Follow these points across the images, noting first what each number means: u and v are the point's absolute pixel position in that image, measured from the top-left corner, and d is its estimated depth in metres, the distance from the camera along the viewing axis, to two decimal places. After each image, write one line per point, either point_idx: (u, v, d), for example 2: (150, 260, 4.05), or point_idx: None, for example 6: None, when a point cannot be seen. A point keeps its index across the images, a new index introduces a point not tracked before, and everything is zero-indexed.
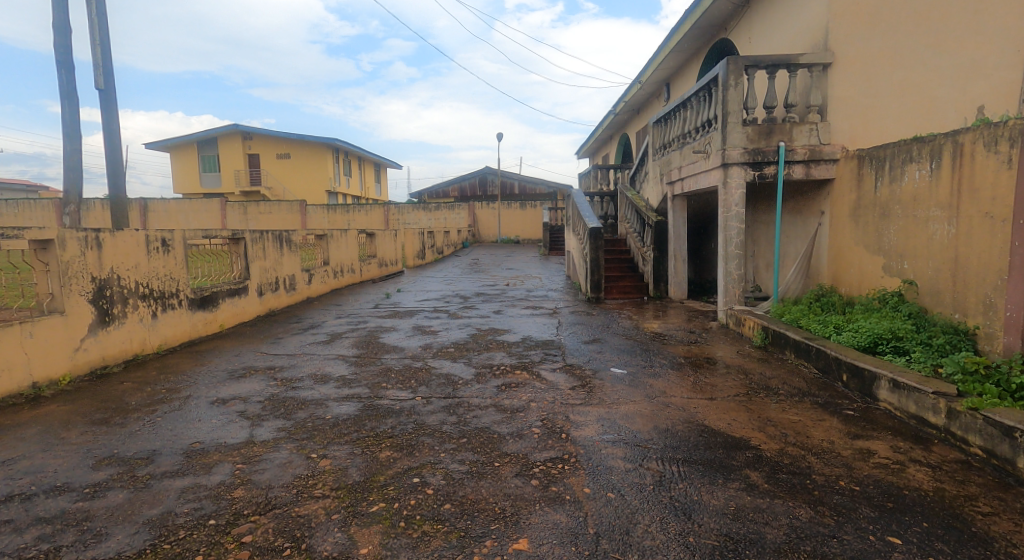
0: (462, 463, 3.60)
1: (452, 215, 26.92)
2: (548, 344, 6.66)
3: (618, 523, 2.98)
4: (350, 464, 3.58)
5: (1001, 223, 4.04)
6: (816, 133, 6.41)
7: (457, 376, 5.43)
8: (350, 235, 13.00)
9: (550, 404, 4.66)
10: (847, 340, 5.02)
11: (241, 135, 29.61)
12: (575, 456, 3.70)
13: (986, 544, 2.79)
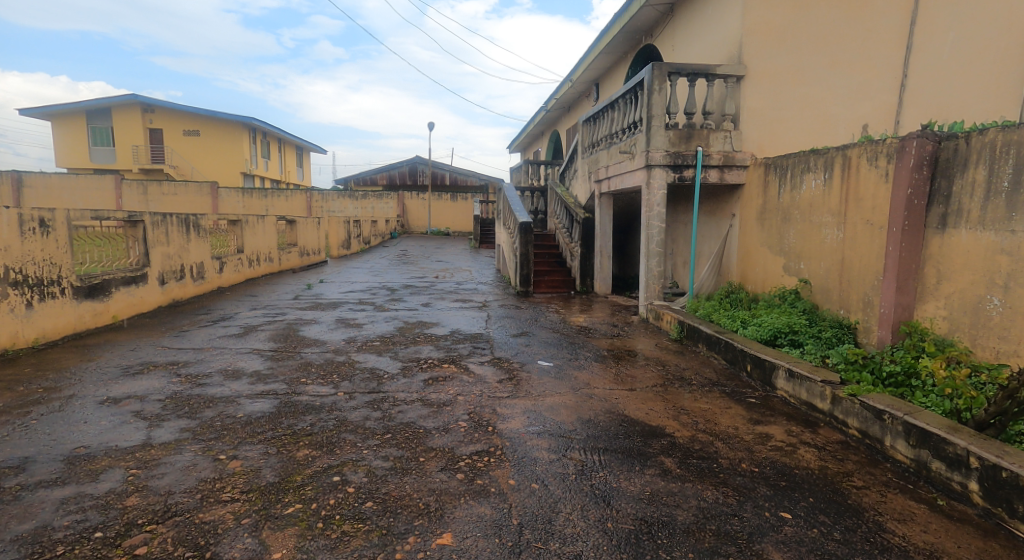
0: (385, 459, 3.61)
1: (379, 204, 26.33)
2: (477, 337, 6.75)
3: (541, 513, 3.12)
4: (264, 465, 3.50)
5: (878, 229, 4.54)
6: (730, 141, 6.82)
7: (382, 370, 5.40)
8: (269, 222, 12.49)
9: (478, 397, 4.75)
10: (751, 334, 5.45)
11: (141, 107, 27.47)
12: (501, 448, 3.81)
13: (859, 514, 3.17)
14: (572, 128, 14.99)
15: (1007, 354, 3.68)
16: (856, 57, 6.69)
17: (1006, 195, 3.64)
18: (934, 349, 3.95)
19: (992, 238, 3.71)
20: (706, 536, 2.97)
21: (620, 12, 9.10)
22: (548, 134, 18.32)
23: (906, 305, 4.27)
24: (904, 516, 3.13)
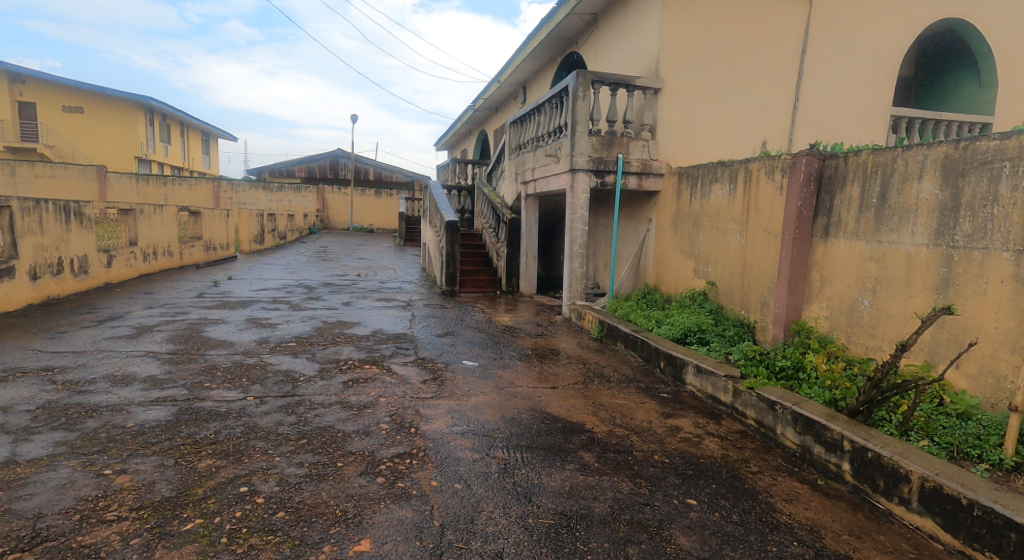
0: (300, 466, 3.55)
1: (297, 198, 25.19)
2: (400, 337, 6.71)
3: (463, 513, 3.19)
4: (159, 479, 3.34)
5: (774, 236, 4.98)
6: (647, 150, 7.13)
7: (298, 372, 5.26)
8: (167, 213, 11.67)
9: (400, 398, 4.74)
10: (665, 332, 5.79)
11: (10, 77, 24.67)
12: (423, 450, 3.85)
13: (754, 497, 3.48)
14: (499, 129, 15.13)
15: (875, 350, 4.14)
16: (756, 78, 7.31)
17: (876, 210, 4.10)
18: (818, 345, 4.39)
19: (865, 247, 4.18)
20: (620, 525, 3.16)
21: (546, 18, 9.32)
22: (475, 133, 18.39)
23: (795, 306, 4.73)
24: (791, 497, 3.47)
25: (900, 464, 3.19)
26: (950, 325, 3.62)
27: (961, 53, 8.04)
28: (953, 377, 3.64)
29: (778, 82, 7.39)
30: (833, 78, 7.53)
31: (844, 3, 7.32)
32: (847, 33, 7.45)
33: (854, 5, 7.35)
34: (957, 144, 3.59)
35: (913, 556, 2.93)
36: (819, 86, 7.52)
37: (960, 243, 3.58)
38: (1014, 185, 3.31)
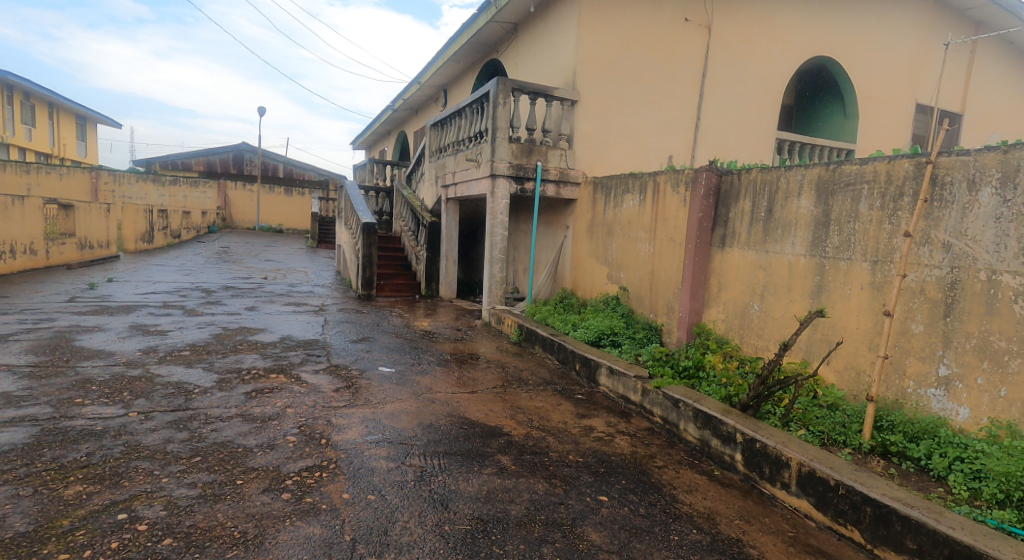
0: (191, 487, 3.36)
1: (193, 193, 23.60)
2: (311, 344, 6.50)
3: (376, 525, 3.15)
4: (12, 511, 3.03)
5: (679, 245, 5.33)
6: (565, 158, 7.35)
7: (192, 384, 4.95)
8: (30, 204, 10.55)
9: (310, 408, 4.61)
10: (580, 335, 6.01)
11: None
12: (334, 462, 3.77)
13: (659, 489, 3.71)
14: (419, 131, 15.02)
15: (763, 349, 4.55)
16: (664, 96, 7.79)
17: (764, 223, 4.51)
18: (715, 345, 4.76)
19: (755, 256, 4.59)
20: (536, 526, 3.25)
21: (467, 23, 9.38)
22: (394, 134, 18.13)
23: (696, 310, 5.09)
24: (692, 488, 3.74)
25: (782, 452, 3.53)
26: (822, 326, 4.07)
27: (832, 88, 8.85)
28: (825, 372, 4.09)
29: (682, 102, 7.91)
30: (730, 101, 8.18)
31: (738, 34, 7.97)
32: (741, 61, 8.09)
33: (746, 36, 8.01)
34: (828, 166, 4.05)
35: (793, 535, 3.25)
36: (719, 107, 8.14)
37: (830, 253, 4.03)
38: (873, 205, 3.76)
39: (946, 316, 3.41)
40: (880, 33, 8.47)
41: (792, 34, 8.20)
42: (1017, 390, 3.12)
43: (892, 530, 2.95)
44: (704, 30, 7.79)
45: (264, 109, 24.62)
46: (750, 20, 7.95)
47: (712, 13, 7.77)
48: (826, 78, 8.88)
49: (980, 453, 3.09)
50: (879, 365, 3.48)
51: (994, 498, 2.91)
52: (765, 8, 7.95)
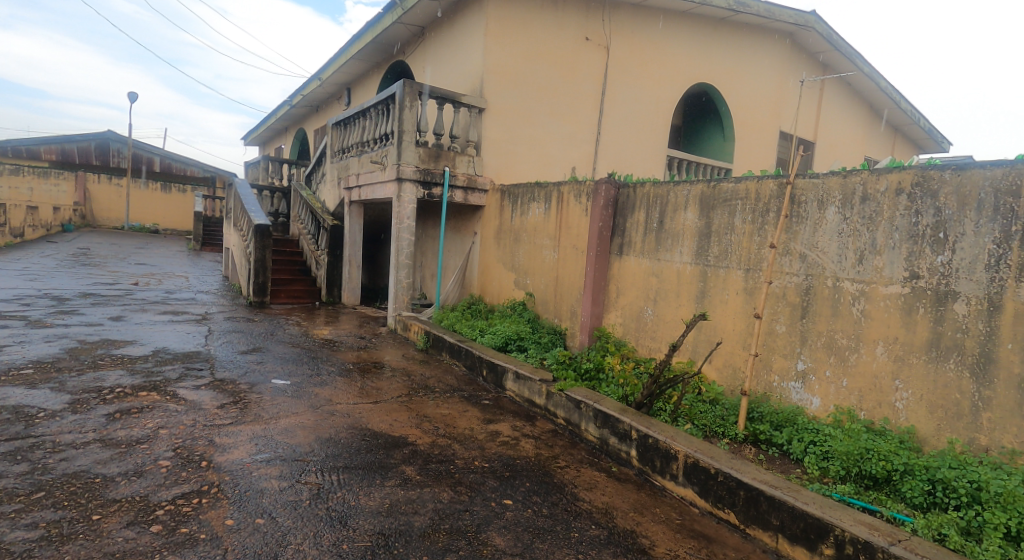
0: (31, 527, 2.99)
1: (43, 185, 20.96)
2: (191, 357, 6.05)
3: (265, 550, 3.00)
4: None
5: (581, 252, 5.58)
6: (472, 165, 7.43)
7: (36, 408, 4.42)
8: None
9: (187, 428, 4.30)
10: (488, 341, 6.09)
11: None
12: (216, 486, 3.54)
13: (561, 489, 3.86)
14: (320, 130, 14.50)
15: (656, 350, 4.87)
16: (567, 110, 8.11)
17: (656, 233, 4.84)
18: (615, 348, 5.03)
19: (648, 264, 4.91)
20: (440, 536, 3.26)
21: (372, 22, 9.20)
22: (293, 131, 17.35)
23: (597, 315, 5.35)
24: (592, 485, 3.92)
25: (671, 446, 3.81)
26: (705, 328, 4.44)
27: (714, 113, 9.61)
28: (708, 369, 4.47)
29: (584, 117, 8.28)
30: (627, 119, 8.67)
31: (634, 56, 8.48)
32: (636, 83, 8.61)
33: (642, 59, 8.55)
34: (709, 183, 4.43)
35: (680, 522, 3.52)
36: (617, 124, 8.60)
37: (711, 262, 4.40)
38: (746, 218, 4.17)
39: (803, 317, 3.86)
40: (755, 66, 9.34)
41: (681, 61, 8.84)
42: (857, 381, 3.59)
43: (761, 509, 3.28)
44: (604, 50, 8.22)
45: (134, 94, 22.50)
46: (644, 45, 8.49)
47: (611, 35, 8.22)
48: (709, 103, 9.64)
49: (829, 436, 3.53)
50: (750, 362, 3.87)
51: (839, 475, 3.34)
52: (657, 34, 8.55)
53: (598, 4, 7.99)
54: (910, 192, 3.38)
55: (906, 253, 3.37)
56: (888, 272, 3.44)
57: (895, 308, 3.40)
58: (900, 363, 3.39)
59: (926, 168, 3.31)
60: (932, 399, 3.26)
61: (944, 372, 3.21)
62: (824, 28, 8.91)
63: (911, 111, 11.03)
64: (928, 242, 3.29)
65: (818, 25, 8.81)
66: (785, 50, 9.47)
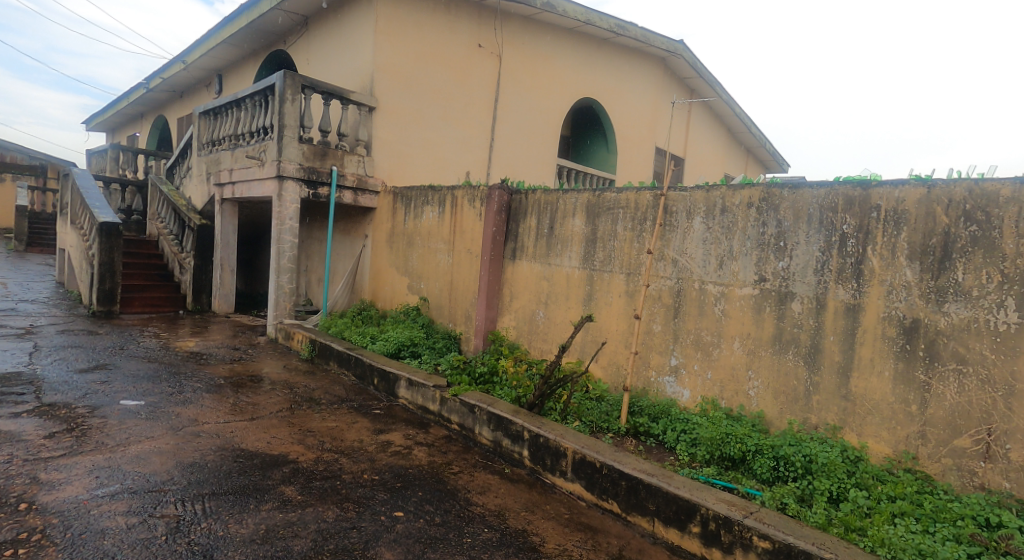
0: None
1: None
2: (11, 379, 5.15)
3: None
4: None
5: (475, 256, 5.62)
6: (363, 166, 7.13)
7: None
8: None
9: (3, 465, 3.65)
10: (379, 348, 5.87)
11: None
12: (43, 530, 3.04)
13: (454, 495, 3.83)
14: (184, 118, 13.18)
15: (547, 352, 5.03)
16: (461, 115, 8.13)
17: (547, 238, 5.02)
18: (508, 351, 5.11)
19: (540, 268, 5.07)
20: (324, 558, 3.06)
21: (248, 6, 8.52)
22: (150, 119, 15.58)
23: (491, 318, 5.41)
24: (484, 489, 3.94)
25: (560, 443, 3.95)
26: (592, 329, 4.68)
27: (597, 126, 10.14)
28: (595, 368, 4.72)
29: (477, 123, 8.35)
30: (518, 128, 8.88)
31: (525, 67, 8.72)
32: (526, 93, 8.85)
33: (532, 70, 8.81)
34: (594, 192, 4.67)
35: (568, 516, 3.66)
36: (509, 132, 8.78)
37: (597, 267, 4.65)
38: (626, 226, 4.46)
39: (675, 317, 4.21)
40: (633, 85, 10.03)
41: (568, 76, 9.23)
42: (719, 373, 3.99)
43: (639, 497, 3.51)
44: (495, 59, 8.36)
45: None
46: (534, 57, 8.77)
47: (502, 44, 8.39)
48: (593, 117, 10.16)
49: (696, 424, 3.89)
50: (632, 360, 4.14)
51: (704, 458, 3.69)
52: (546, 48, 8.86)
53: (490, 13, 8.12)
54: (758, 206, 3.81)
55: (756, 259, 3.80)
56: (742, 275, 3.87)
57: (747, 307, 3.83)
58: (752, 355, 3.82)
59: (769, 187, 3.75)
60: (776, 386, 3.71)
61: (785, 362, 3.67)
62: (692, 57, 9.89)
63: (759, 134, 12.61)
64: (772, 250, 3.73)
65: (686, 53, 9.78)
66: (659, 73, 10.34)
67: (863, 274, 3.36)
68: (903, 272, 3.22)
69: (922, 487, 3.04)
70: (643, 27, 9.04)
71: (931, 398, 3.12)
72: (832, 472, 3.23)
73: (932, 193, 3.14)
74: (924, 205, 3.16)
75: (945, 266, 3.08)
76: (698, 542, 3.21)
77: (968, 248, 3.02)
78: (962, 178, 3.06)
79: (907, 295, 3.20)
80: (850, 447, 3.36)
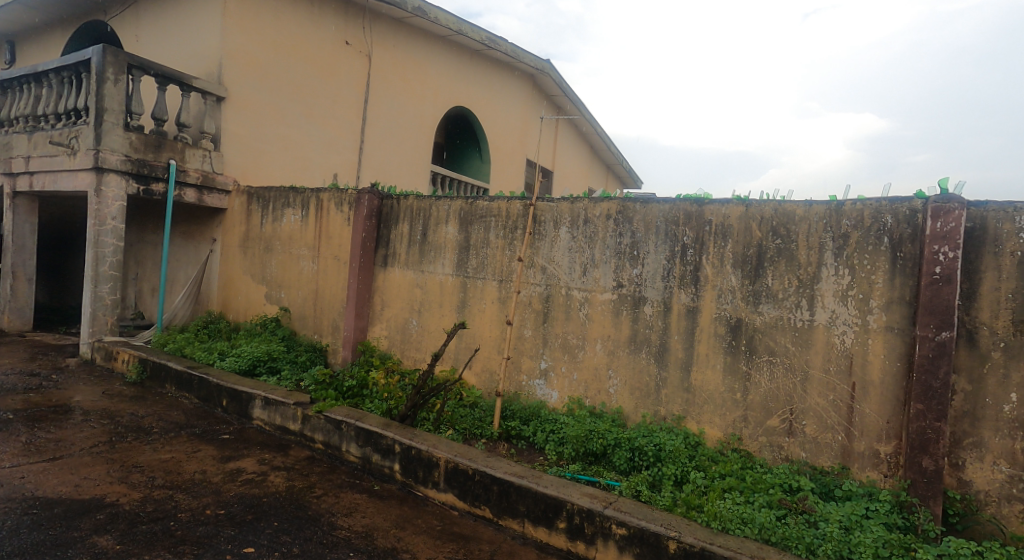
0: None
1: None
2: None
3: None
4: None
5: (342, 263, 5.36)
6: (209, 161, 6.35)
7: None
8: None
9: None
10: (229, 365, 5.25)
11: None
12: None
13: (316, 521, 3.53)
14: None
15: (420, 361, 4.96)
16: (326, 114, 7.68)
17: (419, 245, 4.98)
18: (379, 362, 4.94)
19: (412, 275, 5.01)
20: None
21: None
22: None
23: (361, 328, 5.21)
24: (351, 510, 3.71)
25: (432, 454, 3.88)
26: (465, 336, 4.74)
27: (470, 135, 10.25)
28: (468, 375, 4.79)
29: (344, 123, 7.94)
30: (391, 132, 8.60)
31: (395, 70, 8.49)
32: (398, 96, 8.62)
33: (403, 74, 8.60)
34: (467, 200, 4.74)
35: (440, 528, 3.59)
36: (380, 135, 8.46)
37: (470, 273, 4.72)
38: (498, 234, 4.59)
39: (544, 322, 4.44)
40: (503, 98, 10.30)
41: (440, 83, 9.19)
42: (584, 373, 4.27)
43: (510, 499, 3.58)
44: (364, 58, 8.03)
45: None
46: (404, 61, 8.58)
47: (371, 44, 8.08)
48: (467, 126, 10.23)
49: (563, 424, 4.10)
50: (504, 365, 4.28)
51: (571, 455, 3.90)
52: (417, 52, 8.73)
53: (357, 10, 7.78)
54: (615, 218, 4.16)
55: (614, 267, 4.15)
56: (602, 282, 4.19)
57: (608, 311, 4.16)
58: (612, 355, 4.15)
59: (625, 201, 4.12)
60: (633, 384, 4.07)
61: (639, 360, 4.05)
62: (557, 76, 10.51)
63: (614, 151, 13.80)
64: (627, 258, 4.10)
65: (552, 71, 10.33)
66: (527, 89, 10.76)
67: (700, 280, 3.85)
68: (728, 278, 3.76)
69: (745, 463, 3.56)
70: (512, 43, 9.41)
71: (750, 386, 3.67)
72: (677, 457, 3.62)
73: (749, 210, 3.71)
74: (743, 220, 3.73)
75: (760, 273, 3.66)
76: (564, 537, 3.37)
77: (775, 258, 3.62)
78: (770, 199, 3.65)
79: (732, 298, 3.74)
80: (691, 434, 3.81)
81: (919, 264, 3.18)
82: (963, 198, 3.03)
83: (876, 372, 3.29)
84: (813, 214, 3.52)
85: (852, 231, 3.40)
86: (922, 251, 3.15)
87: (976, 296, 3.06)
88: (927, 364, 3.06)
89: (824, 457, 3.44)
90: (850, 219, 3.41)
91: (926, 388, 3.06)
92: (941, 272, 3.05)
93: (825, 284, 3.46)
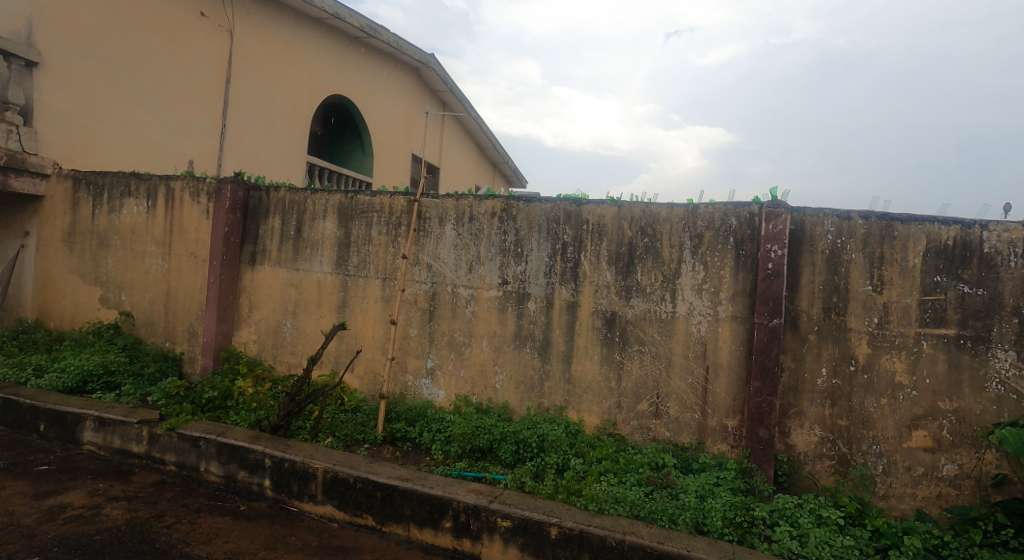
0: None
1: None
2: None
3: None
4: None
5: (199, 260, 4.77)
6: (15, 138, 5.19)
7: None
8: None
9: None
10: (48, 383, 4.41)
11: None
12: None
13: (166, 554, 3.08)
14: None
15: (296, 366, 4.59)
16: (177, 92, 6.75)
17: (294, 241, 4.60)
18: (246, 369, 4.49)
19: (285, 274, 4.62)
20: None
21: None
22: None
23: (223, 333, 4.68)
24: (209, 537, 3.29)
25: (309, 465, 3.60)
26: (346, 337, 4.49)
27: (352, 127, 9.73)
28: (349, 379, 4.54)
29: (202, 104, 7.04)
30: (259, 116, 7.81)
31: (262, 50, 7.73)
32: (266, 79, 7.85)
33: (272, 54, 7.86)
34: (347, 194, 4.48)
35: (317, 543, 3.35)
36: (245, 120, 7.63)
37: (351, 271, 4.47)
38: (381, 230, 4.41)
39: (429, 321, 4.35)
40: (387, 88, 9.87)
41: (316, 67, 8.52)
42: (470, 370, 4.26)
43: (394, 505, 3.44)
44: (223, 32, 7.20)
45: None
46: (272, 40, 7.84)
47: (231, 18, 7.28)
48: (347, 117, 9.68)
49: (451, 422, 4.06)
50: (388, 365, 4.12)
51: (457, 453, 3.86)
52: (287, 33, 8.03)
53: None
54: (500, 215, 4.20)
55: (499, 264, 4.19)
56: (488, 279, 4.21)
57: (493, 307, 4.20)
58: (498, 351, 4.20)
59: (508, 199, 4.18)
60: (517, 378, 4.15)
61: (524, 354, 4.14)
62: (443, 70, 10.37)
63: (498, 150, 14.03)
64: (512, 255, 4.17)
65: (437, 66, 10.19)
66: (412, 81, 10.46)
67: (579, 276, 4.03)
68: (604, 274, 3.99)
69: (619, 446, 3.81)
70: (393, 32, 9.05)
71: (623, 374, 3.93)
72: (559, 446, 3.75)
73: (621, 211, 3.97)
74: (615, 220, 3.98)
75: (630, 269, 3.93)
76: (451, 536, 3.32)
77: (643, 255, 3.91)
78: (639, 201, 3.95)
79: (607, 292, 3.97)
80: (571, 422, 3.97)
81: (756, 261, 3.65)
82: (788, 205, 3.54)
83: (725, 356, 3.72)
84: (674, 216, 3.86)
85: (705, 231, 3.78)
86: (758, 249, 3.62)
87: (798, 288, 3.58)
88: (762, 346, 3.53)
89: (684, 435, 3.80)
90: (704, 220, 3.79)
91: (762, 367, 3.52)
92: (773, 267, 3.53)
93: (685, 279, 3.82)
